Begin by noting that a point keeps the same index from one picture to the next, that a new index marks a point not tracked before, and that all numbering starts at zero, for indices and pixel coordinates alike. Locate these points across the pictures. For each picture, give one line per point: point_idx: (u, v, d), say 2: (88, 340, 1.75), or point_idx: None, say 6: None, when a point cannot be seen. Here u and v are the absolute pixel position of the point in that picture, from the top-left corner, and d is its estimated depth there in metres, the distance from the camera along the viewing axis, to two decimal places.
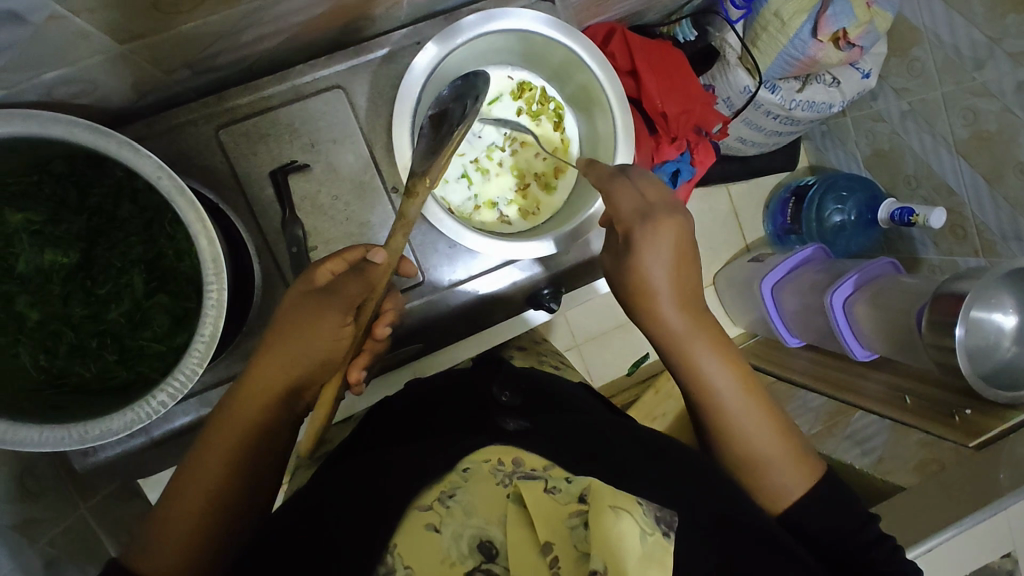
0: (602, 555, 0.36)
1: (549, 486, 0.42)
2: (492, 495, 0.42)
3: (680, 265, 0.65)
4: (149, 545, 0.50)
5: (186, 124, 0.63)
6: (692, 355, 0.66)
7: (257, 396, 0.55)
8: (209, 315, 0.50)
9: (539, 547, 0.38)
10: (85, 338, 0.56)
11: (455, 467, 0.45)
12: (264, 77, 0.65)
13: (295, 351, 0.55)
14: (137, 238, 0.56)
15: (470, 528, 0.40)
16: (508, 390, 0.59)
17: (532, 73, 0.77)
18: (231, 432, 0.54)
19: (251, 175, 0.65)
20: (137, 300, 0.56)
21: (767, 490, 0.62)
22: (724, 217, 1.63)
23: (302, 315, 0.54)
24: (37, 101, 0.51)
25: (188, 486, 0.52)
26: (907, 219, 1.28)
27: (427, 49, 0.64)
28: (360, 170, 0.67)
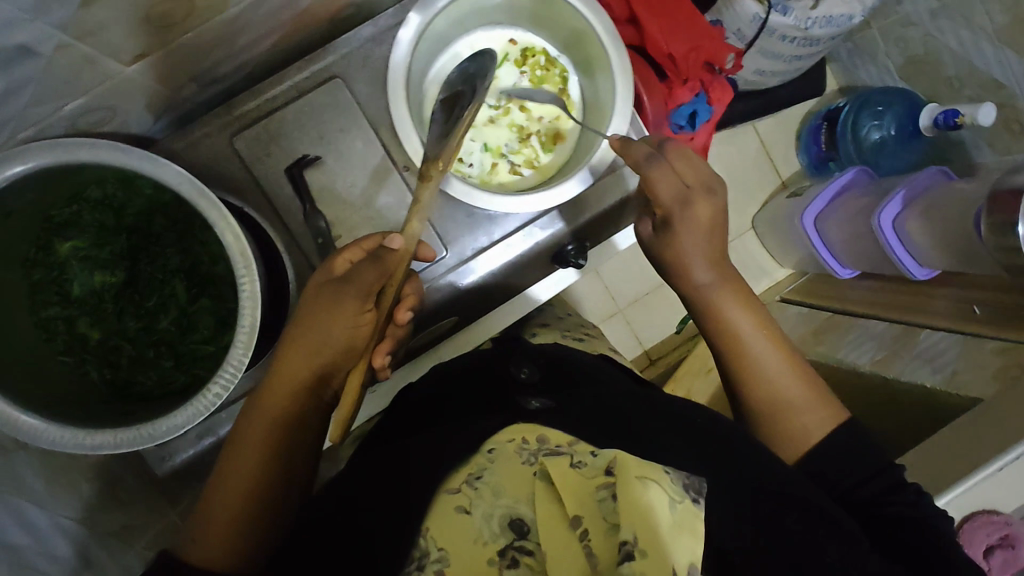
0: (633, 527, 0.34)
1: (575, 461, 0.40)
2: (518, 474, 0.41)
3: (710, 223, 0.65)
4: (196, 535, 0.52)
5: (202, 138, 0.66)
6: (716, 306, 0.66)
7: (281, 387, 0.58)
8: (245, 306, 0.53)
9: (568, 522, 0.37)
10: (142, 348, 0.60)
11: (480, 449, 0.45)
12: (266, 80, 0.67)
13: (315, 342, 0.57)
14: (173, 250, 0.60)
15: (499, 508, 0.40)
16: (527, 366, 0.61)
17: (521, 29, 0.77)
18: (261, 424, 0.56)
19: (269, 176, 0.68)
20: (182, 307, 0.60)
21: (792, 437, 0.61)
22: (755, 156, 1.57)
23: (319, 308, 0.56)
24: (65, 134, 0.55)
25: (226, 480, 0.54)
26: (952, 122, 1.20)
27: (409, 20, 0.63)
28: (370, 155, 0.69)
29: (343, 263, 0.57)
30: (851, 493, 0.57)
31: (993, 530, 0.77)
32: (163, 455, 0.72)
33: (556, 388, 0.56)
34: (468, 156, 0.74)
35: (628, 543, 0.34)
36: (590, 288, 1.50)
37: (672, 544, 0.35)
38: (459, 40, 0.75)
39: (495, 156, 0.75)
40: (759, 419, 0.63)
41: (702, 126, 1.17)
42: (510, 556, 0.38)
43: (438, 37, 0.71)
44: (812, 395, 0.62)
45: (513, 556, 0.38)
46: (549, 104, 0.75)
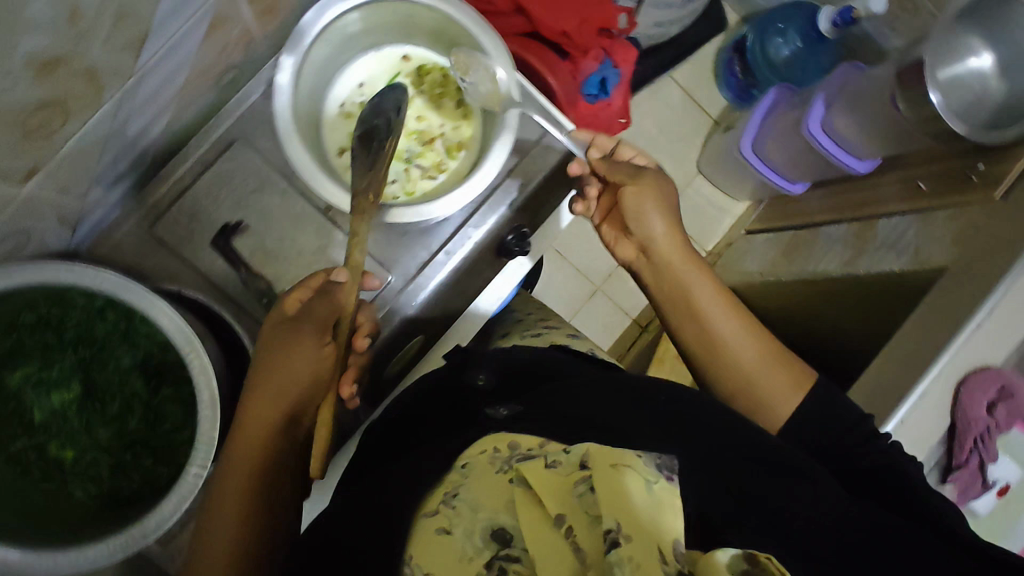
0: (614, 514, 0.34)
1: (550, 461, 0.40)
2: (496, 486, 0.40)
3: (669, 214, 0.71)
4: None
5: (126, 238, 0.68)
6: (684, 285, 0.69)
7: (246, 436, 0.57)
8: (202, 381, 0.55)
9: (552, 521, 0.36)
10: (120, 454, 0.60)
11: (454, 467, 0.45)
12: (170, 165, 0.69)
13: (286, 378, 0.57)
14: (125, 350, 0.60)
15: (481, 521, 0.39)
16: (484, 371, 0.62)
17: (395, 41, 0.75)
18: (235, 480, 0.56)
19: (200, 255, 0.69)
20: (147, 402, 0.60)
21: (764, 406, 0.63)
22: (681, 103, 1.60)
23: (277, 351, 0.57)
24: None
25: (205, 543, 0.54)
26: (849, 18, 1.23)
27: (283, 65, 0.62)
28: (290, 204, 0.71)
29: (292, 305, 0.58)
30: (834, 446, 0.60)
31: (989, 386, 0.76)
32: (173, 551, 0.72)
33: (515, 391, 0.56)
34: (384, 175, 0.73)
35: (613, 531, 0.33)
36: (561, 274, 1.56)
37: (658, 521, 0.34)
38: (337, 79, 0.74)
39: (410, 167, 0.74)
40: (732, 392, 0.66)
41: (615, 89, 1.20)
42: (497, 568, 0.37)
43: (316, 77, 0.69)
44: (780, 368, 0.65)
45: (501, 567, 0.37)
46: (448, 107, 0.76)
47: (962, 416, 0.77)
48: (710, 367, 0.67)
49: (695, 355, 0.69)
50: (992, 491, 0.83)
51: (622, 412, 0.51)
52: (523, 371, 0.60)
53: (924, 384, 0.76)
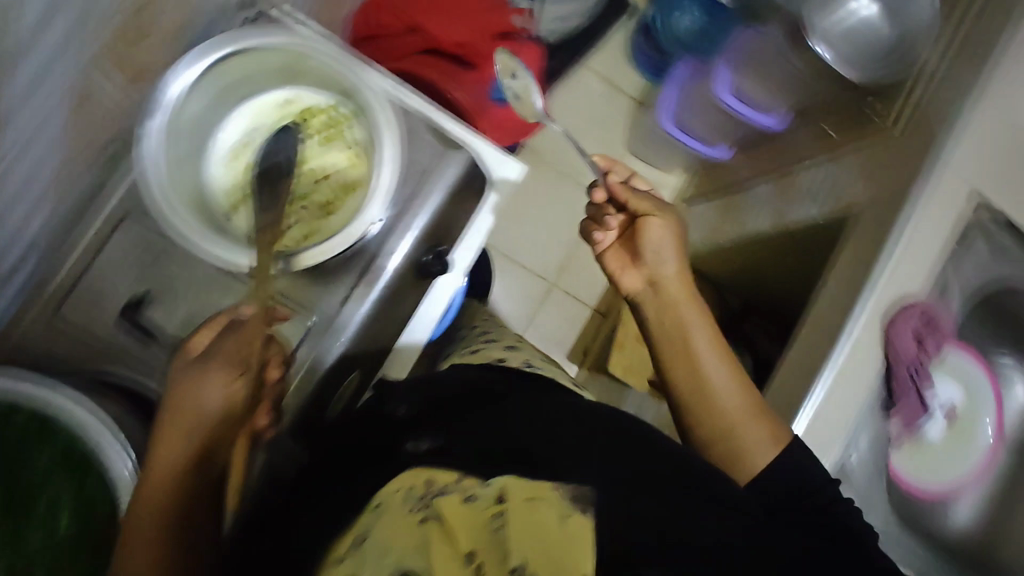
0: (523, 552, 0.34)
1: (466, 497, 0.40)
2: (408, 525, 0.39)
3: (680, 270, 0.76)
4: None
5: (30, 331, 0.65)
6: (683, 327, 0.73)
7: (152, 494, 0.54)
8: (112, 465, 0.56)
9: (462, 559, 0.35)
10: (54, 558, 0.57)
11: (369, 507, 0.45)
12: (61, 248, 0.66)
13: (190, 417, 0.56)
14: (38, 448, 0.58)
15: (388, 566, 0.37)
16: (405, 402, 0.61)
17: (281, 84, 0.72)
18: (145, 542, 0.53)
19: (107, 334, 0.66)
20: (72, 500, 0.58)
21: (739, 457, 0.66)
22: (600, 89, 1.62)
23: (182, 386, 0.56)
24: None
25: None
26: None
27: (149, 131, 0.60)
28: (193, 267, 0.67)
29: (199, 344, 0.58)
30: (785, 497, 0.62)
31: (909, 317, 0.79)
32: None
33: (438, 418, 0.57)
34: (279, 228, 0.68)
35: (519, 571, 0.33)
36: (512, 275, 1.58)
37: (569, 552, 0.34)
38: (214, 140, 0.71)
39: (305, 213, 0.70)
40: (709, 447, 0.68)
41: None
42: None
43: (190, 136, 0.66)
44: (762, 437, 0.67)
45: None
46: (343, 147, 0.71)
47: (892, 350, 0.79)
48: (694, 408, 0.70)
49: (681, 402, 0.71)
50: (937, 416, 0.88)
51: (543, 427, 0.51)
52: (444, 397, 0.60)
53: (855, 330, 0.78)
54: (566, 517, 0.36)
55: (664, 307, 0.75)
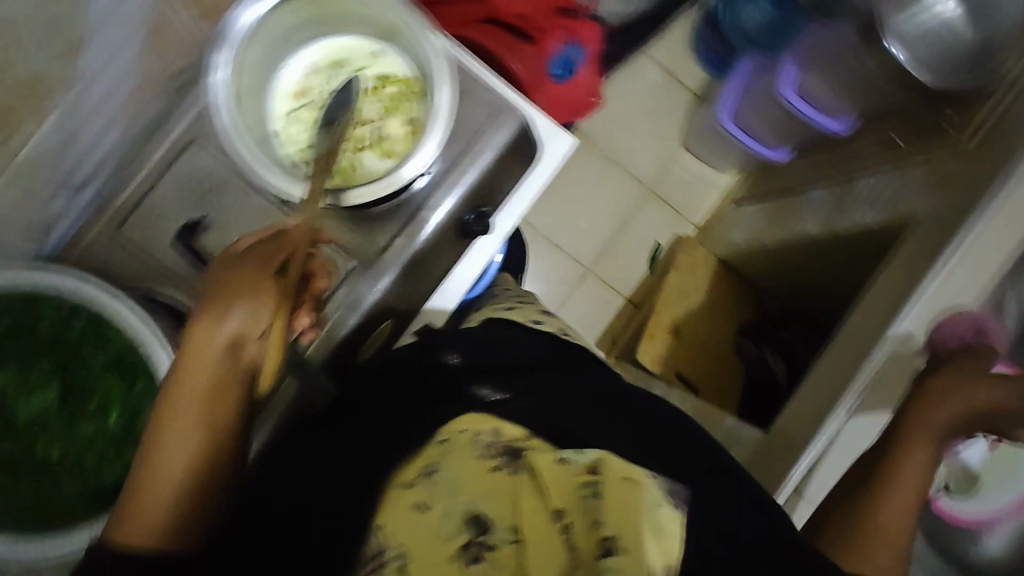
0: (615, 526, 0.34)
1: (562, 458, 0.40)
2: (468, 464, 0.42)
3: (962, 395, 0.70)
4: (125, 526, 0.50)
5: (91, 242, 0.67)
6: (938, 421, 0.69)
7: (183, 404, 0.53)
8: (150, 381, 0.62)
9: (550, 515, 0.37)
10: (104, 448, 0.63)
11: (433, 440, 0.47)
12: (128, 166, 0.69)
13: (222, 303, 0.54)
14: (95, 350, 0.62)
15: (459, 504, 0.39)
16: (457, 350, 0.63)
17: (370, 37, 0.74)
18: (179, 421, 0.53)
19: (161, 255, 0.68)
20: (122, 399, 0.62)
21: (863, 544, 0.62)
22: (662, 83, 1.59)
23: (224, 277, 0.55)
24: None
25: (137, 510, 0.50)
26: None
27: (217, 56, 0.62)
28: (250, 198, 0.69)
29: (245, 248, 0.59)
30: None
31: (963, 324, 0.76)
32: None
33: (497, 370, 0.61)
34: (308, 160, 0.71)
35: (609, 540, 0.34)
36: (549, 258, 1.57)
37: (652, 550, 0.35)
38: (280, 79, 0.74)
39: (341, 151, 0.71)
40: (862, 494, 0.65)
41: (582, 68, 1.17)
42: (473, 552, 0.37)
43: (257, 69, 0.69)
44: (895, 524, 0.63)
45: (477, 552, 0.37)
46: (411, 112, 0.72)
47: (935, 353, 0.77)
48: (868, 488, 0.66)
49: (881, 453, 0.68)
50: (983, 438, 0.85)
51: (597, 408, 0.56)
52: (499, 357, 0.62)
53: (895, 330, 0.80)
54: (659, 504, 0.37)
55: (910, 400, 0.72)
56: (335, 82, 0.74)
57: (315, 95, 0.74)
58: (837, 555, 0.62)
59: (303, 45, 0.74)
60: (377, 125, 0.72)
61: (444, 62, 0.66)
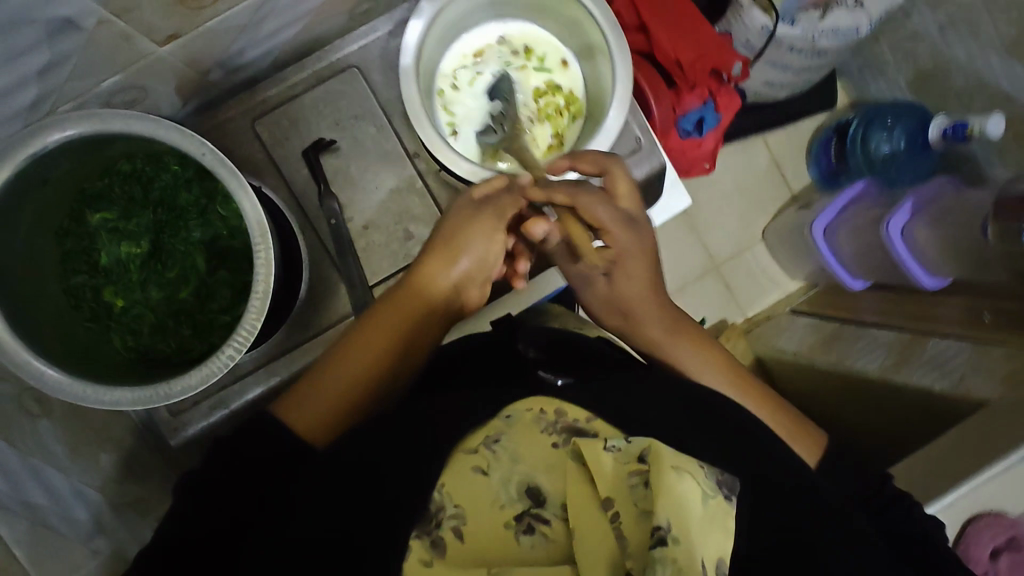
0: (666, 513, 0.42)
1: (609, 445, 0.48)
2: (536, 443, 0.49)
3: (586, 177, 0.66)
4: (306, 397, 0.59)
5: (228, 122, 0.69)
6: (631, 306, 0.70)
7: (394, 320, 0.63)
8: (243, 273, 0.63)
9: (600, 503, 0.44)
10: (163, 317, 0.63)
11: (499, 414, 0.52)
12: (287, 67, 0.70)
13: (455, 243, 0.63)
14: (195, 224, 0.62)
15: (517, 475, 0.47)
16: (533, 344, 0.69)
17: (566, 44, 0.75)
18: (386, 325, 0.63)
19: (287, 158, 0.70)
20: (202, 278, 0.63)
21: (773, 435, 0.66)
22: (766, 173, 1.54)
23: (461, 219, 0.64)
24: (98, 117, 0.54)
25: (310, 403, 0.58)
26: (962, 133, 1.17)
27: (420, 7, 0.64)
28: (384, 140, 0.71)
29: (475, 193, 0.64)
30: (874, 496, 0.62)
31: (1001, 532, 0.75)
32: (179, 425, 0.70)
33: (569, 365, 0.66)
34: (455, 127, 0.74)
35: (661, 530, 0.41)
36: None
37: (697, 537, 0.43)
38: (466, 39, 0.75)
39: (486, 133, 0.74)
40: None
41: (709, 133, 1.16)
42: (527, 522, 0.45)
43: (449, 26, 0.71)
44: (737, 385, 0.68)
45: (530, 523, 0.45)
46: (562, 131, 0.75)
47: (961, 552, 0.77)
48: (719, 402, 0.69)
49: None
50: None
51: (662, 406, 0.59)
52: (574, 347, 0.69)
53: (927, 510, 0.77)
54: (706, 496, 0.46)
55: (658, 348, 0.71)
56: (512, 64, 0.75)
57: (486, 68, 0.75)
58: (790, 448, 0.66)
59: (499, 20, 0.75)
60: (533, 125, 0.74)
61: (623, 104, 0.67)
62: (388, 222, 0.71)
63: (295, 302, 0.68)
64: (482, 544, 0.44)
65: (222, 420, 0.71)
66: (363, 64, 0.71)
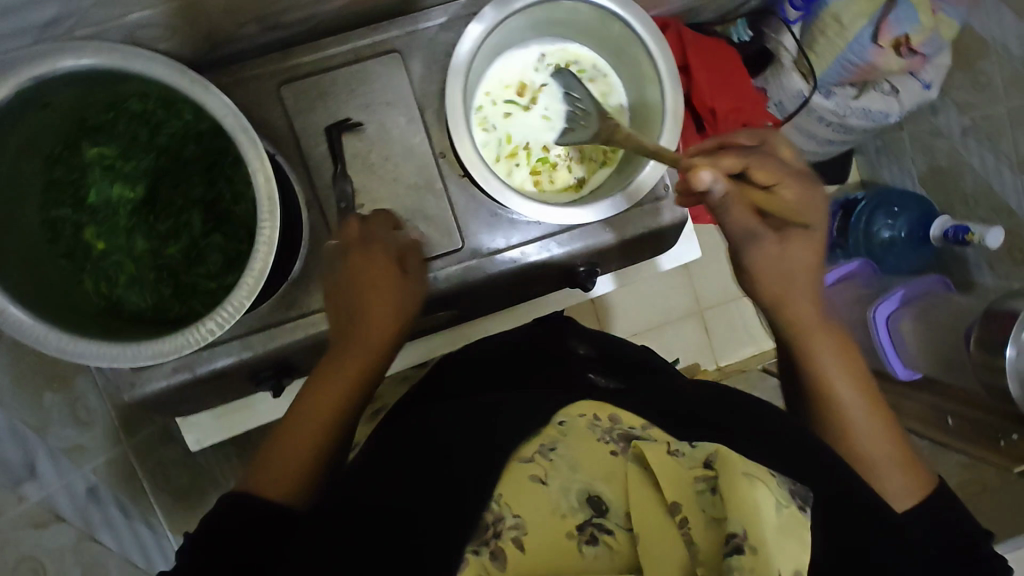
0: (741, 520, 0.39)
1: (673, 450, 0.45)
2: (591, 450, 0.46)
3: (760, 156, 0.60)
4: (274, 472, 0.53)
5: (251, 79, 0.65)
6: (794, 272, 0.62)
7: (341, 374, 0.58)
8: (239, 244, 0.60)
9: (666, 507, 0.41)
10: (143, 270, 0.59)
11: (551, 420, 0.50)
12: (327, 38, 0.66)
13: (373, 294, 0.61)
14: (199, 180, 0.60)
15: (576, 484, 0.44)
16: (584, 344, 0.73)
17: (621, 86, 0.76)
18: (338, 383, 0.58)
19: (307, 130, 0.67)
20: (194, 238, 0.60)
21: (872, 465, 0.57)
22: None
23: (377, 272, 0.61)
24: (119, 53, 0.50)
25: (276, 472, 0.53)
26: (962, 237, 1.18)
27: (484, 14, 0.64)
28: (411, 134, 0.68)
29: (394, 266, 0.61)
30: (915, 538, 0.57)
31: None
32: (135, 381, 0.66)
33: (614, 370, 0.68)
34: (490, 128, 0.73)
35: (737, 537, 0.38)
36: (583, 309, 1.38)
37: (777, 551, 0.38)
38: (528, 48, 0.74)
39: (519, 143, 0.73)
40: (827, 429, 0.59)
41: None
42: (590, 532, 0.42)
43: (510, 34, 0.71)
44: (865, 398, 0.60)
45: (592, 533, 0.42)
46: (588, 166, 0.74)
47: None
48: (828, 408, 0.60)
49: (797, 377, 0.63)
50: None
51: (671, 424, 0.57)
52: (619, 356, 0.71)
53: None
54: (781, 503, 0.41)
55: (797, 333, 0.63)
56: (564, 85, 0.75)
57: (538, 85, 0.74)
58: (876, 485, 0.56)
59: (565, 43, 0.75)
60: (568, 157, 0.74)
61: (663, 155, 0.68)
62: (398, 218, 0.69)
63: (284, 279, 0.65)
64: (547, 561, 0.41)
65: (184, 383, 0.68)
66: (407, 52, 0.68)
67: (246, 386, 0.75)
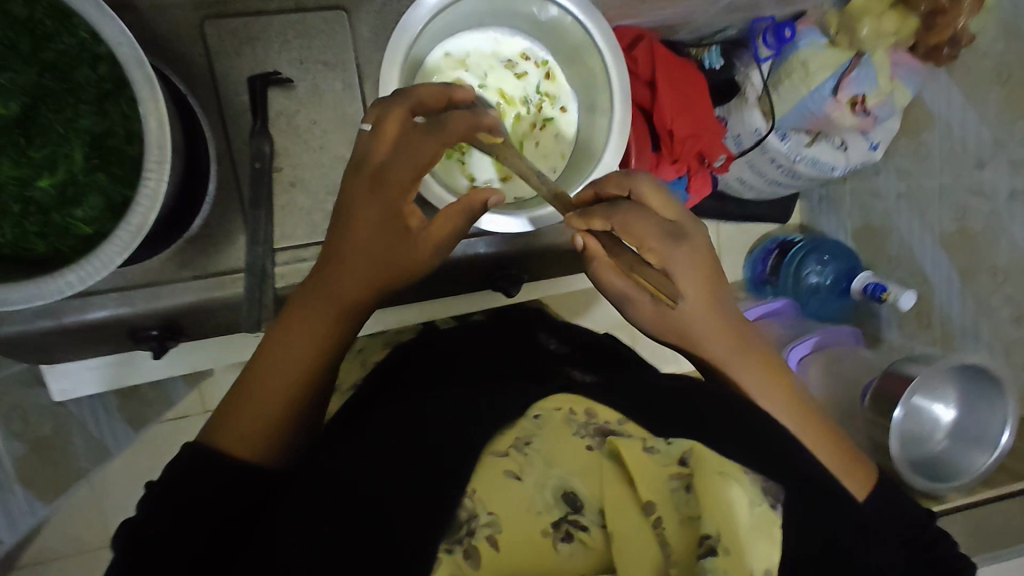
0: (715, 522, 0.38)
1: (648, 446, 0.43)
2: (567, 442, 0.45)
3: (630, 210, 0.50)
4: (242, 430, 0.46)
5: (169, 5, 0.58)
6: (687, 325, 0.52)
7: (325, 304, 0.49)
8: (126, 190, 0.53)
9: (642, 507, 0.40)
10: (7, 199, 0.52)
11: (526, 412, 0.47)
12: None
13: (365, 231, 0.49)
14: (88, 109, 0.52)
15: (552, 479, 0.42)
16: (554, 339, 0.72)
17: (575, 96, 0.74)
18: (323, 318, 0.49)
19: (230, 77, 0.60)
20: (73, 174, 0.52)
21: None
22: None
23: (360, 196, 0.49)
24: None
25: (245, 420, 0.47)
26: (878, 295, 1.23)
27: None
28: (346, 102, 0.63)
29: (418, 220, 0.50)
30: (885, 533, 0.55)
31: None
32: None
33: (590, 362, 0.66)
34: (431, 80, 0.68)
35: (711, 539, 0.38)
36: None
37: (748, 551, 0.38)
38: (488, 29, 0.70)
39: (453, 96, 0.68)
40: None
41: None
42: (565, 529, 0.41)
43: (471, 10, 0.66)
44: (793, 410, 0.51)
45: (568, 530, 0.41)
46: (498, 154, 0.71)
47: None
48: None
49: None
50: None
51: None
52: (592, 347, 0.69)
53: None
54: (753, 506, 0.40)
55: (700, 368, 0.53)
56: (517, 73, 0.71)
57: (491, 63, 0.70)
58: None
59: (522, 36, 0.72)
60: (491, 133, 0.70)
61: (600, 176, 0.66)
62: (318, 188, 0.64)
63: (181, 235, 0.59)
64: (520, 557, 0.40)
65: (44, 330, 0.60)
66: (354, 12, 0.62)
67: (120, 341, 0.68)
